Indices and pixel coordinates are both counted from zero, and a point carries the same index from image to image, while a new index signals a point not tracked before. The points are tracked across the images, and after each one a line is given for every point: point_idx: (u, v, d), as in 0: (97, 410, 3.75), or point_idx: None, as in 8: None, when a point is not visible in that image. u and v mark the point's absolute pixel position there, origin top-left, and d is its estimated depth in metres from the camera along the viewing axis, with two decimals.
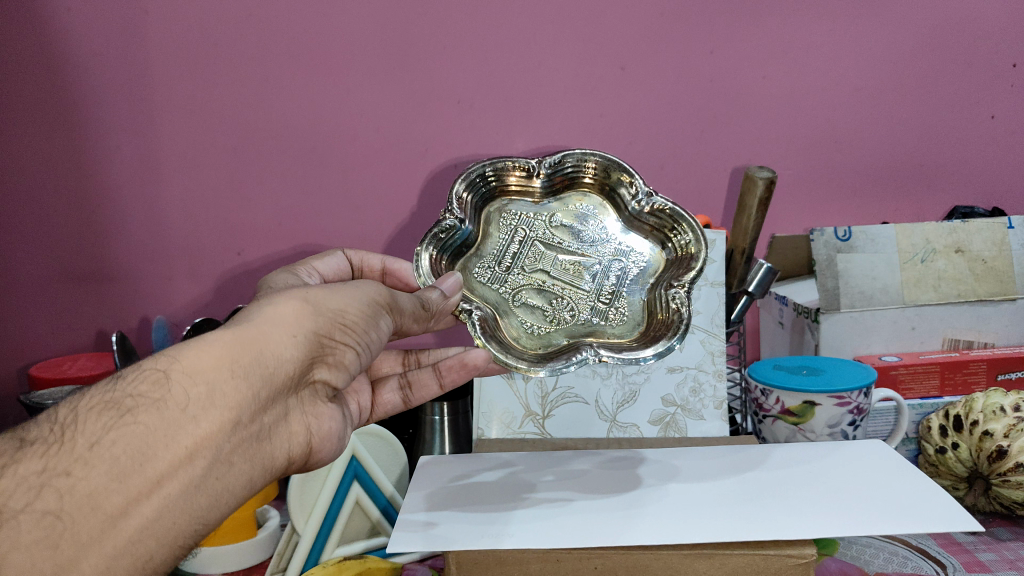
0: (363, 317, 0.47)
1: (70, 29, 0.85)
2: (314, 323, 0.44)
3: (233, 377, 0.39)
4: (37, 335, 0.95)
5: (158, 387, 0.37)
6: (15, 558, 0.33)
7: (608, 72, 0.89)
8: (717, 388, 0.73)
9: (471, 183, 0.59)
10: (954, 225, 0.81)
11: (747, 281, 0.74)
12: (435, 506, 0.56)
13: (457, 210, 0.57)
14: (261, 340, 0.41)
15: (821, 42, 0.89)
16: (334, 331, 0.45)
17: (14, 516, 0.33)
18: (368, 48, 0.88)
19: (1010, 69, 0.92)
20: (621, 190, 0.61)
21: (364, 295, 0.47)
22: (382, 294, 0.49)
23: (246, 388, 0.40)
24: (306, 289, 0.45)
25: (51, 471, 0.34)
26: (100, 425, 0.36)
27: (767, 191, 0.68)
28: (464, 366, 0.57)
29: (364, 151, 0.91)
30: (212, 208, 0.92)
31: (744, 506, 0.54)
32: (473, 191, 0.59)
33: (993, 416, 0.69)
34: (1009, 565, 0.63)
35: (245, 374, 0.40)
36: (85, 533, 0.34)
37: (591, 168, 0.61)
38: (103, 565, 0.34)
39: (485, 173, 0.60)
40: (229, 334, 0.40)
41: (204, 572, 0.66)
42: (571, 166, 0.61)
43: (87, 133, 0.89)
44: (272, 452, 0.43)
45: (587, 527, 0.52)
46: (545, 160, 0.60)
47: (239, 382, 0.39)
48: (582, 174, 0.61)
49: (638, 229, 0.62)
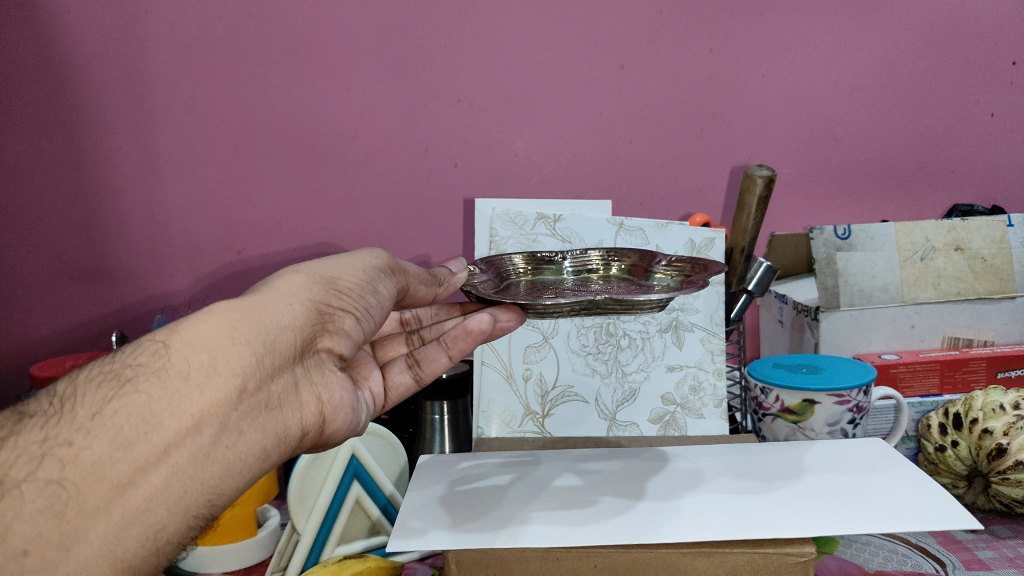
0: (359, 284, 0.47)
1: (71, 27, 0.86)
2: (309, 292, 0.44)
3: (234, 343, 0.39)
4: (35, 336, 0.94)
5: (157, 358, 0.38)
6: (19, 529, 0.33)
7: (608, 71, 0.89)
8: (717, 387, 0.73)
9: (498, 265, 0.64)
10: (953, 223, 0.81)
11: (747, 280, 0.73)
12: (441, 514, 0.54)
13: (483, 267, 0.62)
14: (259, 309, 0.41)
15: (819, 41, 0.89)
16: (330, 298, 0.45)
17: (17, 486, 0.34)
18: (367, 47, 0.88)
19: (1010, 67, 0.92)
20: (631, 263, 0.64)
21: (359, 264, 0.48)
22: (380, 261, 0.50)
23: (249, 355, 0.39)
24: (301, 263, 0.46)
25: (53, 441, 0.35)
26: (99, 396, 0.36)
27: (767, 190, 0.68)
28: (469, 333, 0.53)
29: (363, 149, 0.91)
30: (212, 206, 0.92)
31: (740, 504, 0.54)
32: (501, 267, 0.64)
33: (993, 415, 0.69)
34: (1008, 563, 0.63)
35: (247, 340, 0.39)
36: (90, 502, 0.34)
37: (610, 266, 0.66)
38: (111, 535, 0.34)
39: (516, 263, 0.65)
40: (227, 304, 0.41)
41: (204, 571, 0.66)
42: (593, 264, 0.66)
43: (86, 132, 0.89)
44: (284, 422, 0.42)
45: (588, 525, 0.52)
46: (568, 254, 0.66)
47: (241, 349, 0.39)
48: (603, 271, 0.66)
49: (659, 280, 0.61)
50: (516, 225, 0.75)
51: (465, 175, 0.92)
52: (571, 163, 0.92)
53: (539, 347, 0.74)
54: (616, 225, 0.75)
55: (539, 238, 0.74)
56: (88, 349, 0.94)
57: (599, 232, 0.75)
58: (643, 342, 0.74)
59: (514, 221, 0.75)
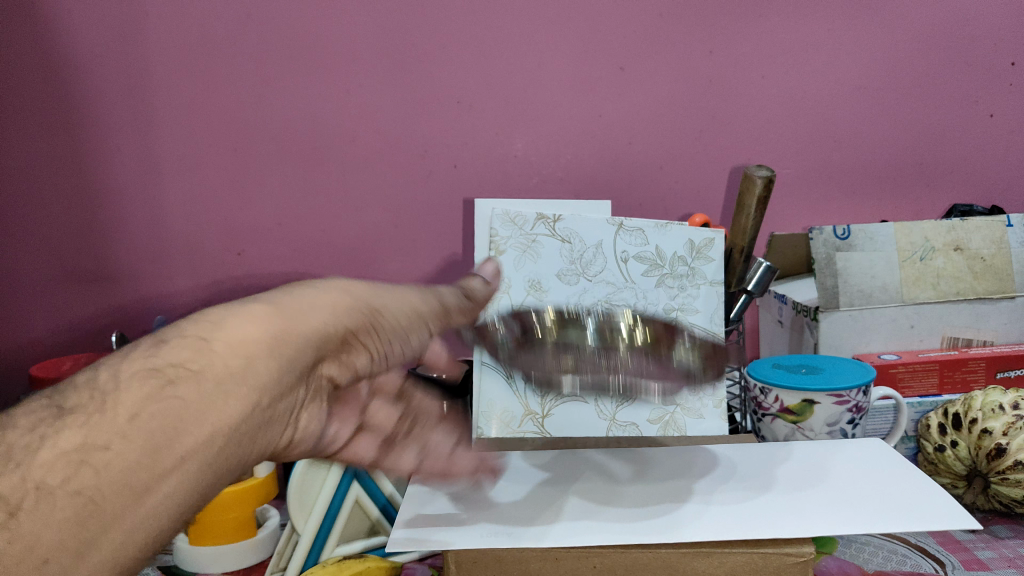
0: (397, 325, 0.47)
1: (72, 29, 0.86)
2: (347, 320, 0.44)
3: (267, 355, 0.39)
4: (33, 338, 0.94)
5: (196, 360, 0.36)
6: (40, 536, 0.31)
7: (608, 72, 0.90)
8: (717, 387, 0.73)
9: (523, 318, 0.69)
10: (952, 223, 0.81)
11: (746, 281, 0.74)
12: (455, 509, 0.56)
13: (503, 329, 0.66)
14: (297, 325, 0.41)
15: (818, 42, 0.90)
16: (363, 331, 0.45)
17: (48, 492, 0.31)
18: (368, 48, 0.88)
19: (1009, 67, 0.92)
20: (657, 344, 0.65)
21: (405, 301, 0.48)
22: (428, 296, 0.49)
23: (274, 368, 0.39)
24: (343, 286, 0.46)
25: (89, 445, 0.32)
26: (141, 395, 0.34)
27: (766, 190, 0.68)
28: None
29: (363, 150, 0.91)
30: (212, 207, 0.92)
31: (739, 505, 0.54)
32: (519, 324, 0.68)
33: (992, 415, 0.69)
34: (1008, 563, 0.63)
35: (278, 356, 0.39)
36: (111, 509, 0.32)
37: (636, 335, 0.66)
38: (122, 542, 0.33)
39: (537, 312, 0.70)
40: (272, 316, 0.40)
41: (204, 571, 0.66)
42: (614, 312, 0.69)
43: (87, 133, 0.89)
44: (279, 436, 0.42)
45: (587, 527, 0.52)
46: (593, 313, 0.69)
47: (269, 362, 0.39)
48: (632, 326, 0.68)
49: (684, 361, 0.63)
50: (516, 225, 0.74)
51: (465, 176, 0.92)
52: (571, 163, 0.92)
53: None
54: (615, 225, 0.75)
55: (538, 239, 0.74)
56: (88, 350, 0.94)
57: (598, 233, 0.75)
58: None
59: (513, 222, 0.74)
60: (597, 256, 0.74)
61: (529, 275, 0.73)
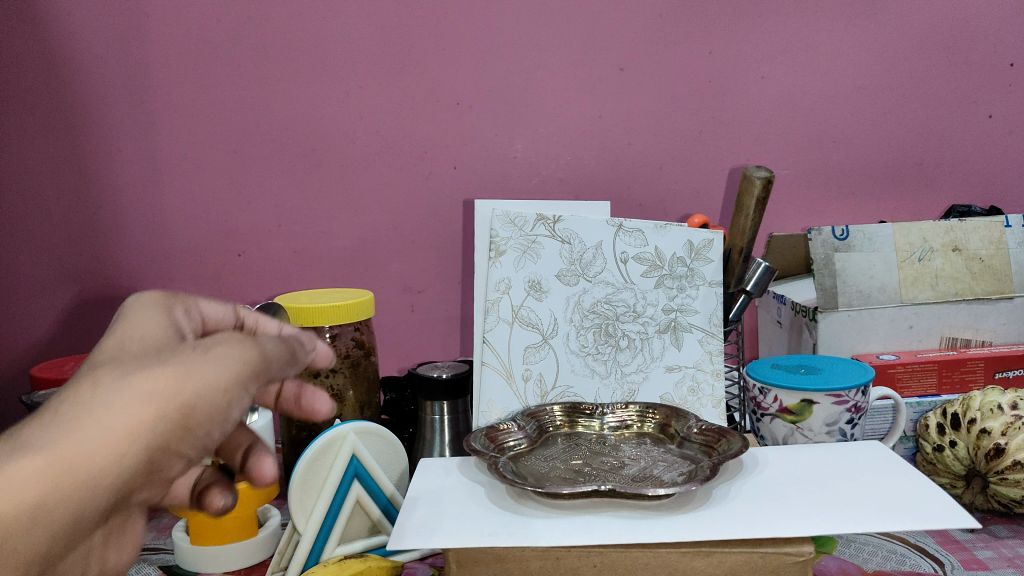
0: (214, 417, 0.36)
1: (73, 30, 0.86)
2: (149, 439, 0.33)
3: (34, 524, 0.31)
4: (33, 340, 0.94)
5: None
6: None
7: (608, 73, 0.90)
8: (715, 388, 0.73)
9: (537, 417, 0.70)
10: (951, 223, 0.81)
11: (746, 281, 0.74)
12: (461, 495, 0.58)
13: (513, 428, 0.67)
14: (70, 472, 0.31)
15: (816, 43, 0.90)
16: (174, 441, 0.34)
17: None
18: (368, 49, 0.88)
19: (1007, 69, 0.93)
20: (677, 428, 0.68)
21: (220, 382, 0.35)
22: (246, 369, 0.37)
23: (43, 538, 0.31)
24: (149, 377, 0.34)
25: None
26: None
27: (764, 191, 0.69)
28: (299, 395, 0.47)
29: (364, 151, 0.91)
30: (212, 208, 0.92)
31: (739, 503, 0.55)
32: (531, 422, 0.69)
33: (990, 414, 0.69)
34: (1007, 563, 0.63)
35: (43, 520, 0.31)
36: None
37: (646, 422, 0.71)
38: None
39: (553, 413, 0.71)
40: (33, 465, 0.30)
41: (204, 571, 0.66)
42: (628, 420, 0.71)
43: (87, 134, 0.89)
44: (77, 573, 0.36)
45: (587, 525, 0.52)
46: (606, 410, 0.71)
47: (34, 533, 0.31)
48: (637, 426, 0.71)
49: (687, 448, 0.65)
50: (516, 226, 0.74)
51: (465, 177, 0.92)
52: (571, 164, 0.93)
53: (539, 347, 0.73)
54: (615, 225, 0.75)
55: (538, 240, 0.74)
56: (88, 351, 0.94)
57: (598, 233, 0.75)
58: (643, 343, 0.74)
59: (513, 222, 0.74)
60: (597, 256, 0.74)
61: (529, 275, 0.74)
